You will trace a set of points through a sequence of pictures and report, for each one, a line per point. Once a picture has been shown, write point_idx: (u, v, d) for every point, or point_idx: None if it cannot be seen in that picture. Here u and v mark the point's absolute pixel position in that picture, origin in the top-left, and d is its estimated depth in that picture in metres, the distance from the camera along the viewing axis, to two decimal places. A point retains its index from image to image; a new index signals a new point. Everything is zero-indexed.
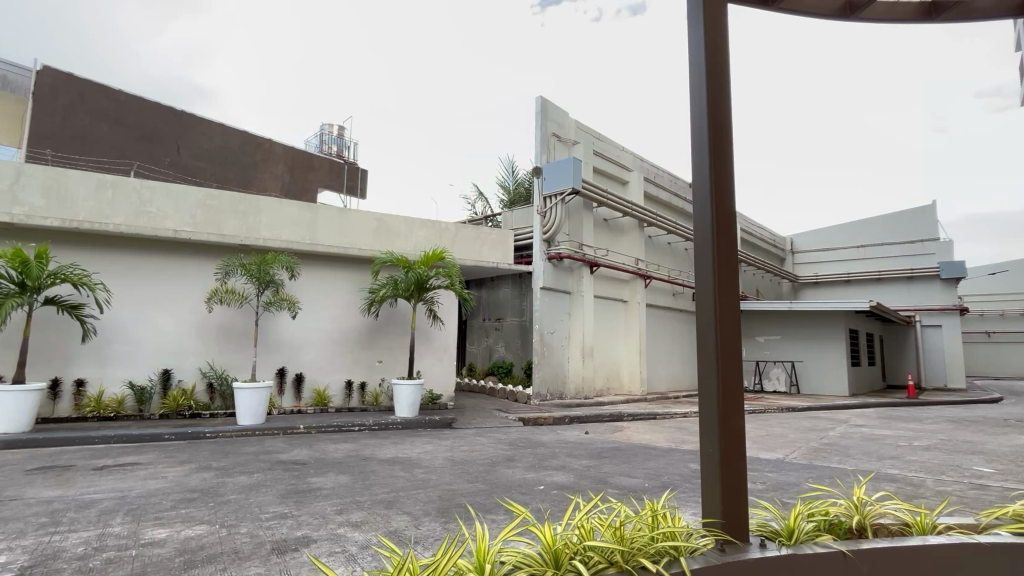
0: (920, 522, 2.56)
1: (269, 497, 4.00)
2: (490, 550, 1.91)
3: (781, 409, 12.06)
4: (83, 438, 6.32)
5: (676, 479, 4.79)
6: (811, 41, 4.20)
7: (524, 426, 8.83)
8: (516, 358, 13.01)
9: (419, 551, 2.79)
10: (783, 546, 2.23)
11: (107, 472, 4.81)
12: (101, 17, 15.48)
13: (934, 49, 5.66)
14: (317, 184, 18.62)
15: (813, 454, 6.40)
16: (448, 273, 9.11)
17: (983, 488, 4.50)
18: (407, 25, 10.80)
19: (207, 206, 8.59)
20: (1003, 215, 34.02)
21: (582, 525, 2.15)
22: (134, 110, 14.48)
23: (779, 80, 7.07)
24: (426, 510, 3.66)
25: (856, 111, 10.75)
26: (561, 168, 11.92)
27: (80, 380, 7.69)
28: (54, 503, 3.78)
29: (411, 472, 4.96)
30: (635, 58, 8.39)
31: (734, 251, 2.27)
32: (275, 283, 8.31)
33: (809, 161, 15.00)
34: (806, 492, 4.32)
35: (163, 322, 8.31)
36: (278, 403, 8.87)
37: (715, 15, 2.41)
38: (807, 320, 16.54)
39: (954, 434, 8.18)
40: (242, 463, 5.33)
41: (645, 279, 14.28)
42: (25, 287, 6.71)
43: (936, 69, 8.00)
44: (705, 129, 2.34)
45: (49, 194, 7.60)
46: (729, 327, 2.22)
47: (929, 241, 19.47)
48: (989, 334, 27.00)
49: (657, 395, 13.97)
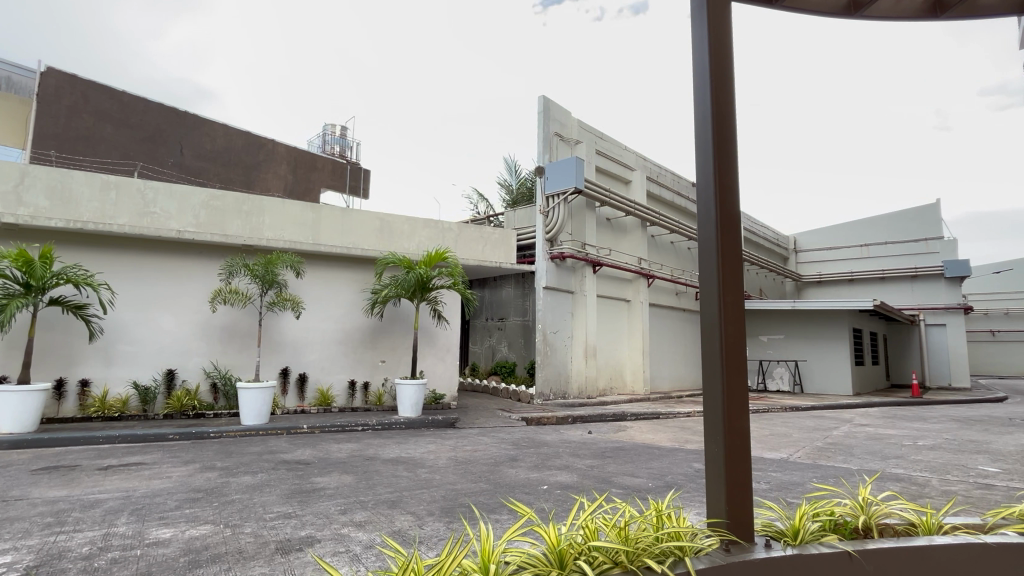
0: (926, 522, 2.55)
1: (274, 497, 4.00)
2: (496, 550, 1.91)
3: (784, 408, 12.02)
4: (88, 438, 6.34)
5: (680, 479, 4.78)
6: (815, 40, 4.20)
7: (526, 426, 8.83)
8: (519, 358, 13.02)
9: (423, 551, 2.79)
10: (789, 547, 2.22)
11: (112, 472, 4.82)
12: (102, 19, 15.49)
13: (938, 47, 5.64)
14: (320, 185, 18.65)
15: (817, 453, 6.37)
16: (451, 273, 9.20)
17: (988, 488, 4.47)
18: (407, 23, 10.73)
19: (210, 207, 8.62)
20: (1006, 215, 33.96)
21: (586, 525, 2.15)
22: (138, 111, 14.51)
23: (783, 79, 7.03)
24: (430, 510, 3.66)
25: (859, 108, 10.69)
26: (563, 168, 11.91)
27: (85, 380, 7.72)
28: (59, 503, 3.79)
29: (414, 472, 4.96)
30: (637, 57, 8.35)
31: (738, 250, 2.26)
32: (279, 283, 8.35)
33: (812, 160, 14.93)
34: (811, 492, 4.30)
35: (168, 322, 8.34)
36: (282, 403, 8.89)
37: (719, 14, 2.40)
38: (811, 319, 16.49)
39: (959, 434, 8.14)
40: (246, 463, 5.34)
41: (648, 279, 14.25)
42: (30, 287, 6.73)
43: (940, 66, 7.96)
44: (710, 129, 2.33)
45: (54, 195, 7.63)
46: (734, 328, 2.21)
47: (933, 240, 19.39)
48: (994, 333, 26.90)
49: (660, 395, 13.93)
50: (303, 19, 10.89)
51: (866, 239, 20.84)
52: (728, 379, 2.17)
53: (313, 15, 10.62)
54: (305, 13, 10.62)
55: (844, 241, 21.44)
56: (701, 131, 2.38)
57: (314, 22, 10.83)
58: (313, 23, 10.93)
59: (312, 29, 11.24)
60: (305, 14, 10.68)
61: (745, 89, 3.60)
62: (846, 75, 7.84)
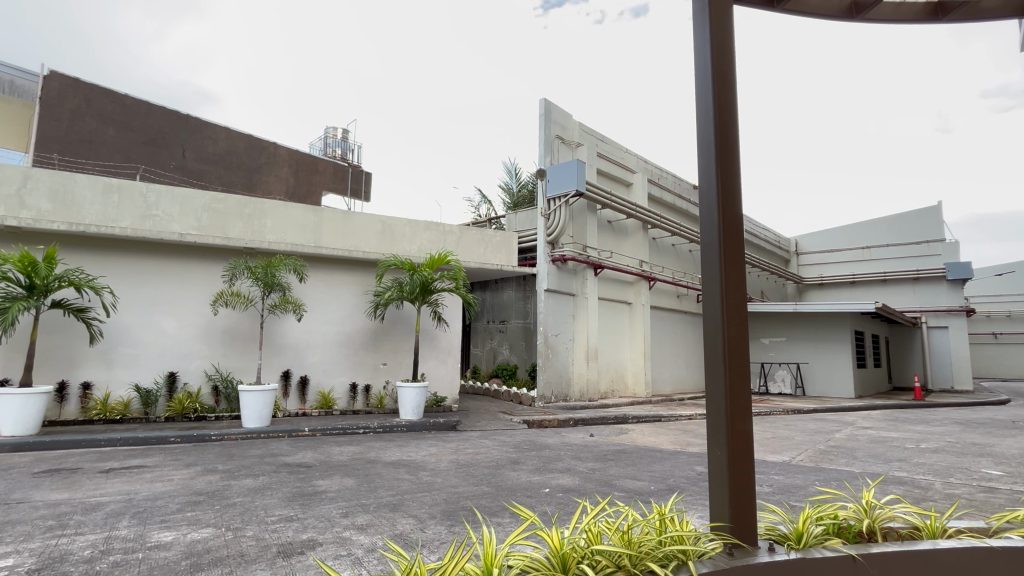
0: (931, 526, 2.53)
1: (275, 499, 4.00)
2: (497, 554, 1.90)
3: (787, 411, 11.98)
4: (90, 441, 6.34)
5: (682, 483, 4.76)
6: (817, 42, 4.21)
7: (528, 429, 8.83)
8: (521, 361, 13.01)
9: (425, 555, 2.78)
10: (793, 550, 2.21)
11: (113, 475, 4.82)
12: (104, 21, 15.51)
13: (940, 50, 5.64)
14: (321, 187, 18.72)
15: (820, 456, 6.36)
16: (453, 277, 9.17)
17: (992, 491, 4.46)
18: (408, 29, 10.78)
19: (213, 210, 8.62)
20: (1004, 215, 33.92)
21: (589, 529, 2.14)
22: (140, 115, 14.58)
23: (784, 81, 7.03)
24: (431, 513, 3.65)
25: (860, 111, 10.70)
26: (565, 171, 11.93)
27: (87, 383, 7.72)
28: (60, 506, 3.78)
29: (416, 475, 4.95)
30: (638, 60, 8.37)
31: (740, 252, 2.25)
32: (281, 287, 8.35)
33: (815, 162, 14.86)
34: (813, 495, 4.28)
35: (170, 324, 8.35)
36: (283, 406, 8.89)
37: (721, 17, 2.40)
38: (813, 322, 16.47)
39: (963, 436, 8.11)
40: (248, 466, 5.33)
41: (650, 281, 14.21)
42: (33, 290, 6.75)
43: (942, 66, 7.95)
44: (711, 133, 2.33)
45: (57, 198, 7.65)
46: (736, 330, 2.20)
47: (935, 242, 19.39)
48: (997, 335, 26.75)
49: (662, 398, 13.94)
50: (302, 21, 10.86)
51: (867, 242, 20.86)
52: (731, 381, 2.17)
53: (313, 15, 10.56)
54: (305, 14, 10.56)
55: (846, 243, 21.43)
56: (703, 131, 2.38)
57: (315, 23, 10.78)
58: (313, 24, 10.92)
59: (311, 30, 11.22)
60: (305, 16, 10.63)
61: (749, 92, 3.62)
62: (846, 78, 7.86)
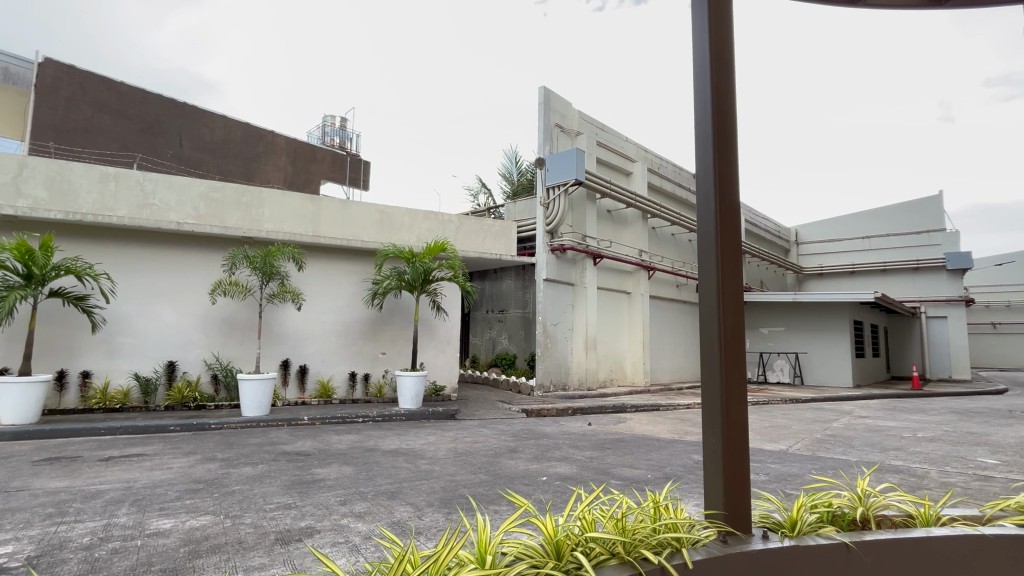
0: (925, 514, 2.55)
1: (274, 487, 4.02)
2: (491, 541, 1.89)
3: (785, 400, 12.05)
4: (90, 429, 6.36)
5: (679, 470, 4.80)
6: (818, 28, 4.18)
7: (527, 418, 8.90)
8: (520, 350, 13.05)
9: (421, 542, 2.82)
10: (786, 538, 2.22)
11: (114, 463, 4.84)
12: (102, 11, 15.46)
13: (940, 38, 5.63)
14: (319, 177, 18.71)
15: (817, 445, 6.38)
16: (451, 265, 9.06)
17: (987, 479, 4.49)
18: (407, 23, 10.96)
19: (209, 198, 8.58)
20: (1005, 207, 33.85)
21: (583, 516, 2.14)
22: (136, 103, 14.46)
23: (783, 71, 7.09)
24: (428, 500, 3.68)
25: (855, 102, 10.77)
26: (564, 159, 11.88)
27: (86, 371, 7.75)
28: (60, 494, 3.80)
29: (414, 464, 4.98)
30: (638, 49, 8.37)
31: (737, 242, 2.24)
32: (280, 275, 8.33)
33: (815, 152, 14.87)
34: (809, 484, 4.33)
35: (170, 314, 8.35)
36: (282, 394, 8.94)
37: (719, 6, 2.37)
38: (811, 311, 16.50)
39: (959, 425, 8.18)
40: (247, 454, 5.36)
41: (648, 270, 14.25)
42: (30, 279, 6.71)
43: (940, 52, 8.01)
44: (709, 124, 2.30)
45: (53, 186, 7.63)
46: (732, 319, 2.19)
47: (935, 232, 19.31)
48: (996, 325, 26.75)
49: (660, 386, 14.02)
50: (303, 20, 11.18)
51: (868, 232, 20.83)
52: (726, 371, 2.15)
53: (313, 16, 10.95)
54: (304, 14, 10.93)
55: (846, 233, 21.47)
56: (701, 123, 2.34)
57: (313, 22, 11.13)
58: (309, 22, 11.21)
59: (310, 26, 11.42)
60: (303, 15, 11.00)
61: (747, 85, 3.57)
62: (843, 67, 7.89)
